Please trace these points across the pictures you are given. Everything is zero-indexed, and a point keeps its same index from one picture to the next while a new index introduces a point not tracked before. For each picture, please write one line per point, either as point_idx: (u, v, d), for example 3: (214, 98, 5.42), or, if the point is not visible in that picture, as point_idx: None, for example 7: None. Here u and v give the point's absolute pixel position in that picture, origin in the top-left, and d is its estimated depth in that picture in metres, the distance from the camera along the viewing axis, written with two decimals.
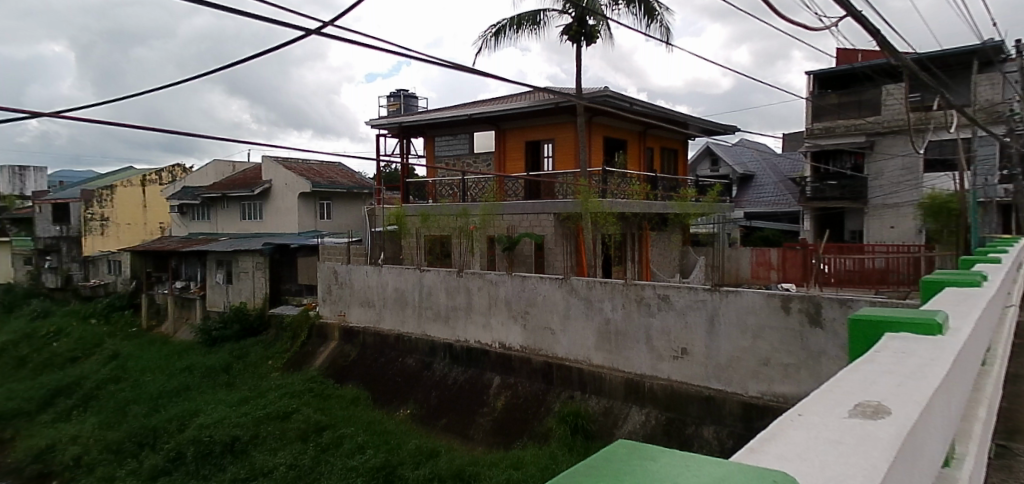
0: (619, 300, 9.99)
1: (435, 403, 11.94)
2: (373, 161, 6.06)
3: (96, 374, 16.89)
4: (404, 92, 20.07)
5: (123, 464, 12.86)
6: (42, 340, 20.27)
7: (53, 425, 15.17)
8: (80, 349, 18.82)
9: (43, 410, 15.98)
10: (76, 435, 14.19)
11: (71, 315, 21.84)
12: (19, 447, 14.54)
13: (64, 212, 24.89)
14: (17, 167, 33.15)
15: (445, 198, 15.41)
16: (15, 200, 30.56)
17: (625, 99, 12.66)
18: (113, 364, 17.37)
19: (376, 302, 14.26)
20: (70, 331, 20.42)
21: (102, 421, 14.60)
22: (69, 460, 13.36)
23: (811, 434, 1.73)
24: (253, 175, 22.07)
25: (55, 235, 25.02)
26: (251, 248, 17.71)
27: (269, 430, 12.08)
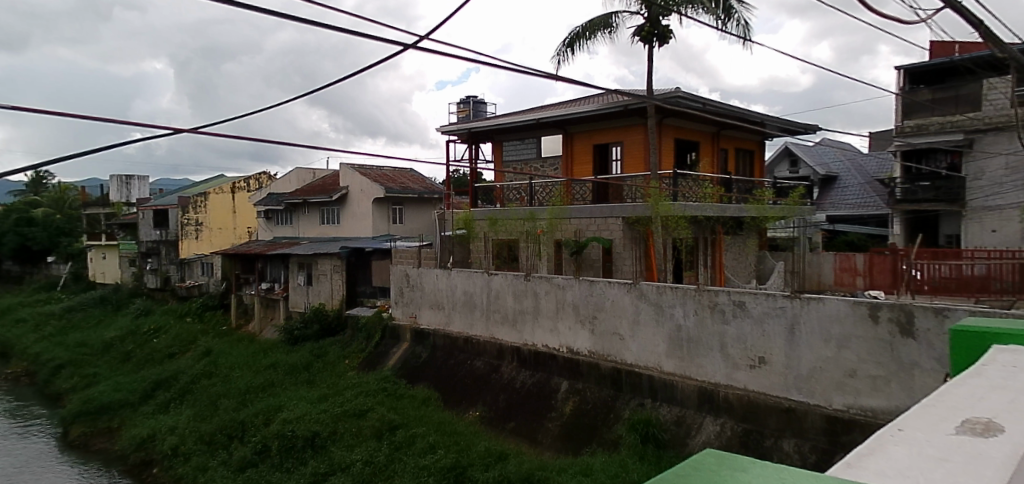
0: (690, 305, 9.76)
1: (504, 406, 12.03)
2: (456, 166, 6.27)
3: (192, 369, 17.81)
4: (474, 98, 20.30)
5: (215, 455, 13.56)
6: (143, 336, 21.61)
7: (153, 416, 16.15)
8: (177, 346, 19.94)
9: (145, 401, 17.02)
10: (173, 425, 15.06)
11: (169, 313, 23.18)
12: (125, 435, 15.58)
13: (163, 217, 26.55)
14: (124, 176, 35.53)
15: (513, 202, 15.51)
16: (122, 206, 32.66)
17: (698, 99, 12.35)
18: (206, 359, 18.31)
19: (445, 305, 14.46)
20: (168, 328, 21.67)
21: (197, 413, 15.41)
22: (168, 450, 14.18)
23: (913, 451, 1.63)
24: (332, 181, 22.85)
25: (156, 239, 26.70)
26: (329, 252, 18.30)
27: (346, 427, 12.48)
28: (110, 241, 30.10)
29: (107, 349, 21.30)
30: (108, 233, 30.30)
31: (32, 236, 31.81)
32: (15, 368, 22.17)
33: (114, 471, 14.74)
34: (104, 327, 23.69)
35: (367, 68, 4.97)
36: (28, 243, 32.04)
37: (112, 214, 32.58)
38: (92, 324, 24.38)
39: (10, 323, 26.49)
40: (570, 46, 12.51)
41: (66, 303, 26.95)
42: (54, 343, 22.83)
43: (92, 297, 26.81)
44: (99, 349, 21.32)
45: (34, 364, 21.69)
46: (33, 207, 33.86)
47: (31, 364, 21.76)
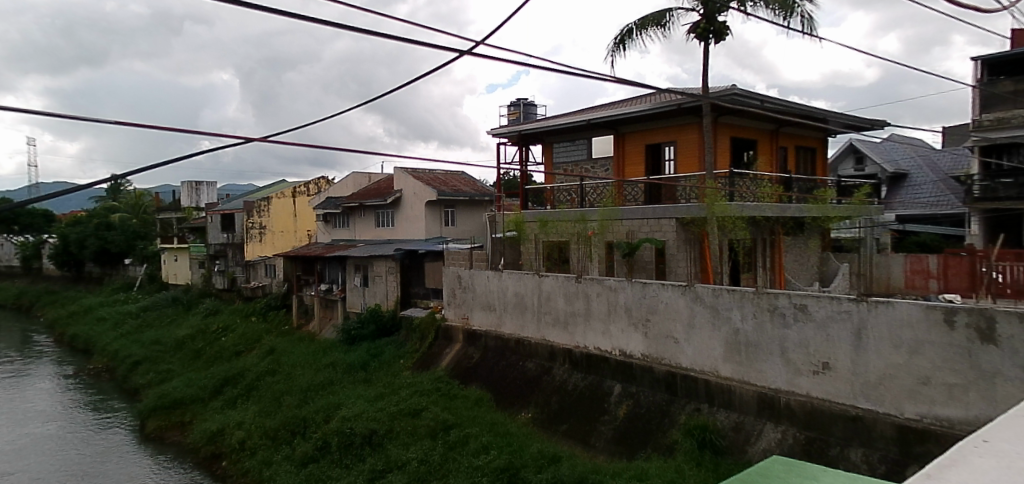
0: (749, 308, 9.48)
1: (557, 408, 11.97)
2: (518, 168, 6.27)
3: (257, 367, 18.36)
4: (525, 100, 20.31)
5: (278, 449, 13.94)
6: (211, 335, 22.42)
7: (222, 411, 16.73)
8: (243, 344, 20.62)
9: (215, 396, 17.64)
10: (240, 420, 15.58)
11: (235, 312, 23.97)
12: (196, 429, 16.20)
13: (230, 221, 27.55)
14: (194, 182, 37.05)
15: (563, 203, 15.44)
16: (192, 211, 33.98)
17: (756, 97, 12.01)
18: (270, 357, 18.85)
19: (496, 306, 14.49)
20: (235, 327, 22.41)
21: (262, 409, 15.88)
22: (236, 444, 14.67)
23: (1002, 463, 1.67)
24: (386, 185, 23.22)
25: (224, 242, 27.73)
26: (384, 254, 18.57)
27: (402, 426, 12.64)
28: (182, 244, 30.91)
29: (180, 347, 22.20)
30: (180, 236, 31.60)
31: (112, 239, 33.36)
32: (97, 364, 23.34)
33: (186, 463, 15.32)
34: (176, 325, 24.68)
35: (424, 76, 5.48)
36: (108, 246, 33.55)
37: (183, 219, 33.93)
38: (166, 323, 25.44)
39: (92, 322, 27.92)
40: (623, 45, 12.35)
41: (142, 303, 28.18)
42: (132, 341, 23.93)
43: (166, 297, 27.95)
44: (172, 347, 22.24)
45: (114, 360, 22.81)
46: (112, 213, 35.69)
47: (111, 361, 22.88)
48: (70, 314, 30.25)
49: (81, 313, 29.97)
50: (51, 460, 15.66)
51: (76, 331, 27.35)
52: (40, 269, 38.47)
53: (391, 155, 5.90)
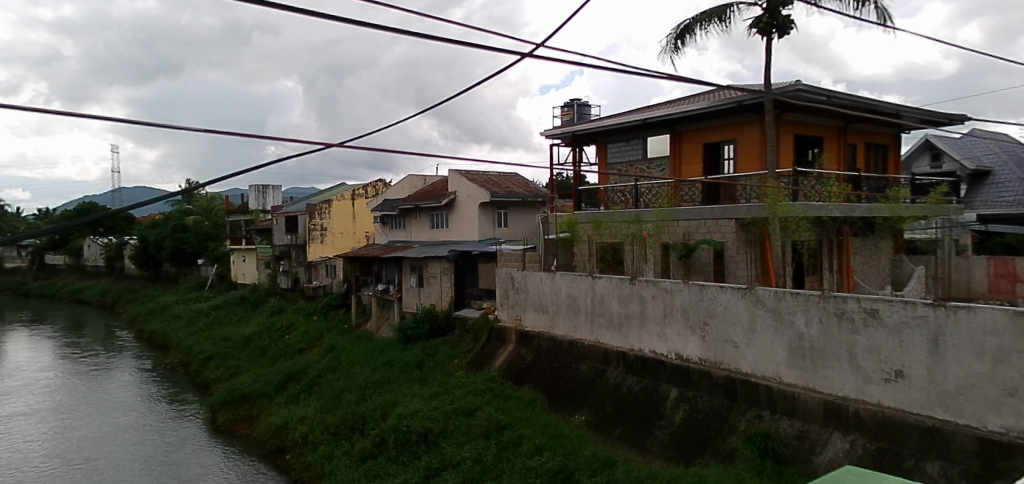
0: (814, 313, 9.11)
1: (611, 412, 11.80)
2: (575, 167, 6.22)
3: (319, 363, 18.78)
4: (578, 100, 20.14)
5: (339, 444, 14.24)
6: (276, 332, 23.11)
7: (286, 405, 17.19)
8: (305, 342, 21.15)
9: (279, 392, 18.13)
10: (303, 415, 15.98)
11: (298, 311, 24.61)
12: (262, 423, 16.72)
13: (294, 222, 28.38)
14: (261, 185, 38.38)
15: (617, 204, 15.23)
16: (258, 213, 35.05)
17: (821, 92, 11.56)
18: (331, 354, 19.25)
19: (549, 308, 14.39)
20: (298, 325, 23.00)
21: (323, 405, 16.23)
22: (300, 438, 15.07)
23: None
24: (441, 187, 23.43)
25: (288, 243, 28.59)
26: (438, 255, 18.71)
27: (456, 425, 12.69)
28: (250, 244, 31.86)
29: (248, 343, 22.96)
30: (247, 237, 32.58)
31: (186, 240, 34.83)
32: (172, 358, 24.41)
33: (252, 455, 15.83)
34: (244, 323, 25.54)
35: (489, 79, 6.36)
36: (183, 247, 34.97)
37: (251, 221, 35.07)
38: (234, 320, 26.34)
39: (167, 319, 29.25)
40: (681, 42, 12.07)
41: (213, 301, 29.26)
42: (203, 337, 24.91)
43: (234, 296, 28.95)
44: (239, 343, 23.03)
45: (188, 355, 23.80)
46: (187, 215, 37.34)
47: (185, 356, 23.88)
48: (149, 311, 31.74)
49: (157, 310, 31.40)
50: (130, 450, 16.49)
51: (153, 327, 28.67)
52: (122, 268, 40.49)
53: (447, 157, 5.93)
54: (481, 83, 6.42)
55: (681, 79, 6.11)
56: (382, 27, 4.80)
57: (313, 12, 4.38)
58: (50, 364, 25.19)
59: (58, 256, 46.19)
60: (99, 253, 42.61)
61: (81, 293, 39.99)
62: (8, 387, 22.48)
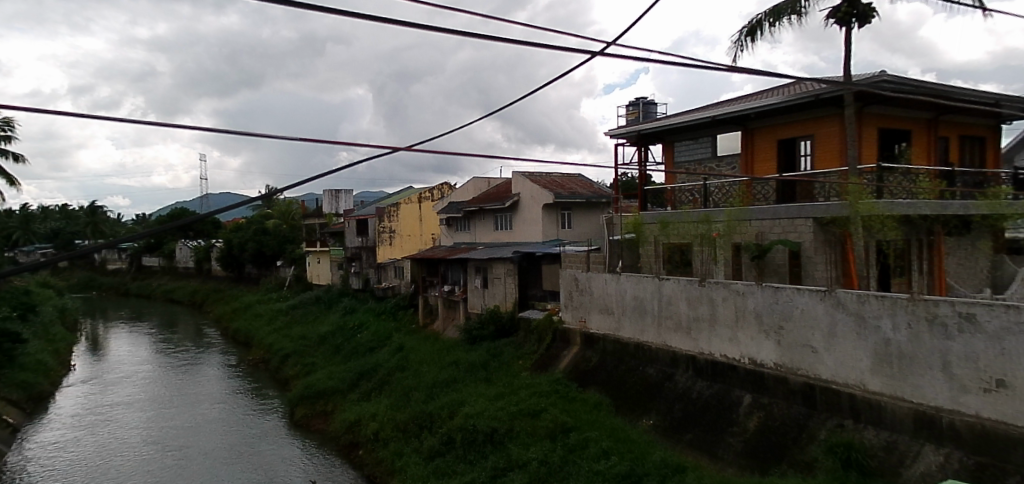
0: (901, 317, 8.57)
1: (680, 416, 11.47)
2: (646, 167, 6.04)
3: (389, 362, 19.10)
4: (644, 99, 19.77)
5: (408, 442, 14.45)
6: (347, 331, 23.69)
7: (359, 402, 17.57)
8: (375, 341, 21.60)
9: (352, 389, 18.55)
10: (374, 412, 16.30)
11: (369, 311, 25.16)
12: (337, 419, 17.16)
13: (365, 225, 29.05)
14: (334, 190, 39.23)
15: (685, 204, 14.84)
16: (332, 216, 36.02)
17: (908, 83, 10.90)
18: (400, 353, 19.55)
19: (615, 310, 14.15)
20: (369, 324, 23.51)
21: (393, 402, 16.50)
22: (371, 434, 15.37)
23: None
24: (505, 189, 23.51)
25: (358, 245, 29.28)
26: (503, 256, 18.73)
27: (522, 426, 12.65)
28: (324, 246, 32.73)
29: (321, 341, 23.60)
30: (321, 239, 33.40)
31: (265, 242, 36.25)
32: (253, 355, 25.43)
33: (328, 450, 16.27)
34: (318, 322, 26.31)
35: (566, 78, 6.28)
36: (263, 250, 36.36)
37: (325, 224, 36.08)
38: (310, 319, 27.18)
39: (250, 317, 30.53)
40: (752, 37, 11.63)
41: (291, 301, 30.27)
42: (281, 335, 25.83)
43: (310, 296, 29.87)
44: (315, 342, 23.74)
45: (268, 352, 24.76)
46: (266, 220, 38.90)
47: (265, 353, 24.84)
48: (232, 311, 33.22)
49: (240, 309, 32.80)
50: (219, 440, 17.27)
51: (237, 325, 30.03)
52: (209, 269, 42.50)
53: (511, 158, 5.88)
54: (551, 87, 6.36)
55: (754, 73, 5.88)
56: (440, 31, 4.80)
57: (372, 17, 4.40)
58: (146, 358, 26.74)
59: (153, 258, 48.92)
60: (189, 255, 44.87)
61: (173, 293, 42.27)
62: (109, 378, 23.99)
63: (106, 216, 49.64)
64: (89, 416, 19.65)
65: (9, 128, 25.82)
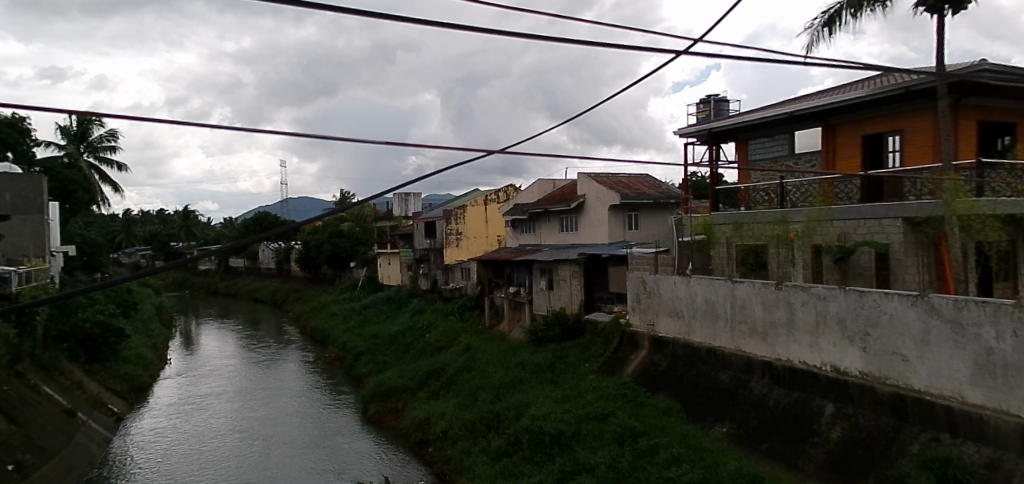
0: (1006, 325, 7.90)
1: (755, 425, 10.99)
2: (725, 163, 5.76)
3: (456, 362, 19.18)
4: (714, 97, 19.16)
5: (476, 441, 14.47)
6: (416, 331, 23.99)
7: (428, 401, 17.75)
8: (443, 341, 21.79)
9: (421, 387, 18.75)
10: (443, 411, 16.40)
11: (436, 311, 25.41)
12: (407, 416, 17.38)
13: (432, 227, 29.39)
14: (403, 193, 40.21)
15: (760, 204, 14.23)
16: (401, 218, 36.66)
17: (1011, 71, 10.08)
18: (468, 354, 19.61)
19: (685, 313, 13.73)
20: (436, 325, 23.74)
21: (461, 402, 16.56)
22: (440, 432, 15.47)
23: None
24: (571, 190, 23.30)
25: (426, 247, 29.63)
26: (568, 258, 18.51)
27: (589, 429, 12.44)
28: (393, 248, 33.31)
29: (391, 341, 24.01)
30: (391, 241, 34.02)
31: (339, 244, 37.33)
32: (328, 353, 26.15)
33: (398, 446, 16.50)
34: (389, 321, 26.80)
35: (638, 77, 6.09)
36: (338, 251, 37.39)
37: (394, 226, 36.75)
38: (381, 319, 27.73)
39: (324, 316, 31.47)
40: (830, 27, 11.03)
41: (363, 301, 31.00)
42: (355, 334, 26.43)
43: (381, 296, 30.48)
44: (385, 341, 24.16)
45: (342, 351, 25.40)
46: (339, 222, 40.00)
47: (339, 351, 25.51)
48: (309, 310, 34.33)
49: (316, 308, 33.84)
50: (299, 433, 17.78)
51: (314, 324, 31.00)
52: (289, 270, 44.05)
53: (575, 158, 5.77)
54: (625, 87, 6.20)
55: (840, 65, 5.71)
56: (502, 33, 4.73)
57: (433, 20, 4.38)
58: (233, 353, 27.96)
59: (238, 259, 51.14)
60: (271, 256, 46.64)
61: (256, 292, 44.15)
62: (199, 371, 25.22)
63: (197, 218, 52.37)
64: (183, 405, 20.67)
65: (114, 139, 27.77)
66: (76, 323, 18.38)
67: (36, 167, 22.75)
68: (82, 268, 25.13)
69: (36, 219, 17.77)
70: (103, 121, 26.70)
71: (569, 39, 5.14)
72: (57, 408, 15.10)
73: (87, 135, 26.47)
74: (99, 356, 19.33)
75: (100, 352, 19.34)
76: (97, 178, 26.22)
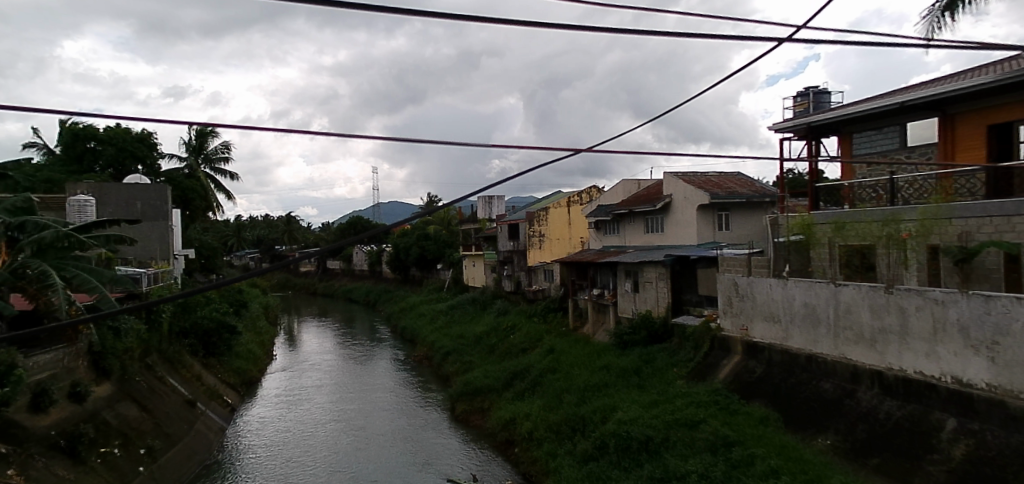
0: None
1: (863, 438, 10.18)
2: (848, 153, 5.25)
3: (541, 363, 19.01)
4: (813, 89, 18.08)
5: (561, 444, 14.25)
6: (501, 332, 23.99)
7: (513, 401, 17.67)
8: (527, 342, 21.65)
9: (506, 387, 18.71)
10: (528, 411, 16.26)
11: (520, 313, 25.33)
12: (493, 416, 17.37)
13: (516, 229, 29.37)
14: (487, 195, 40.44)
15: (866, 202, 13.17)
16: (485, 220, 36.85)
17: None
18: (552, 355, 19.38)
19: (782, 318, 12.96)
20: (521, 326, 23.65)
21: (546, 403, 16.38)
22: (525, 433, 15.35)
23: None
24: (656, 190, 22.63)
25: (509, 249, 29.60)
26: (654, 259, 17.92)
27: (679, 436, 11.97)
28: (478, 250, 33.52)
29: (477, 342, 24.14)
30: (476, 243, 34.31)
31: (427, 247, 38.04)
32: (417, 352, 26.64)
33: (485, 445, 16.51)
34: (476, 322, 26.99)
35: (746, 66, 5.73)
36: (425, 254, 38.13)
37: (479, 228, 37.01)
38: (467, 319, 27.99)
39: (414, 316, 32.13)
40: (951, 11, 10.09)
41: (450, 302, 31.42)
42: (443, 334, 26.77)
43: (466, 297, 30.77)
44: (471, 341, 24.34)
45: (429, 350, 25.80)
46: (427, 225, 40.77)
47: (428, 351, 25.93)
48: (399, 310, 35.18)
49: (406, 309, 34.60)
50: (391, 427, 18.20)
51: (404, 324, 31.71)
52: (380, 272, 45.31)
53: (658, 155, 5.46)
54: (730, 78, 5.87)
55: (974, 47, 5.27)
56: (584, 28, 4.53)
57: (519, 19, 4.25)
58: (330, 350, 29.02)
59: (335, 261, 53.17)
60: (365, 259, 48.16)
61: (352, 293, 45.77)
62: (299, 365, 26.31)
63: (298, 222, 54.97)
64: (285, 396, 21.59)
65: (227, 151, 29.42)
66: (196, 320, 19.68)
67: (162, 178, 25.00)
68: (200, 269, 26.78)
69: (162, 225, 19.17)
70: (218, 133, 28.42)
71: (653, 32, 4.86)
72: (179, 397, 16.19)
73: (205, 147, 28.17)
74: (214, 351, 20.58)
75: (216, 348, 20.58)
76: (213, 186, 27.92)
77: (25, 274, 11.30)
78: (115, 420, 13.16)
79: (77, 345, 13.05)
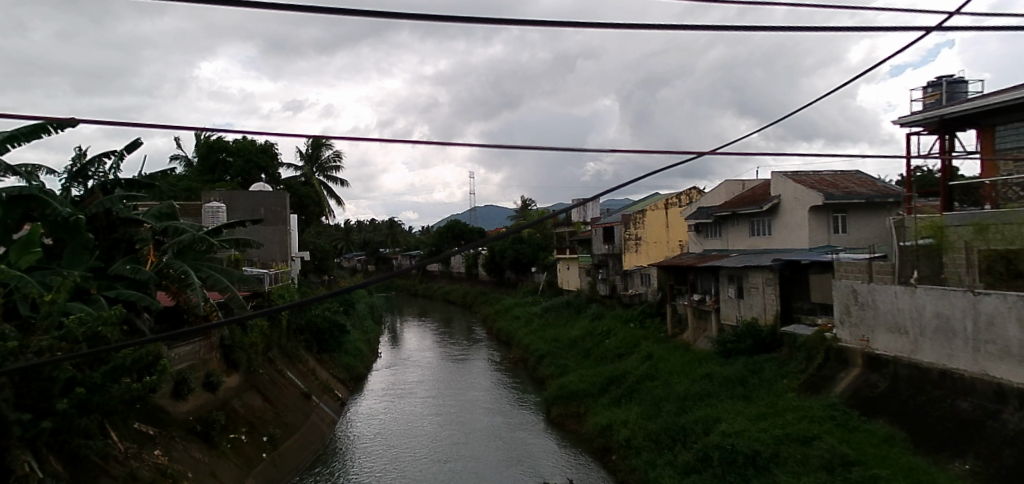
0: None
1: (1011, 466, 8.80)
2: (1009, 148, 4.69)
3: (638, 370, 18.13)
4: (945, 79, 16.26)
5: (661, 454, 13.42)
6: (597, 336, 23.23)
7: (610, 408, 16.94)
8: (624, 348, 20.83)
9: (603, 393, 17.99)
10: (626, 418, 15.49)
11: (616, 318, 24.49)
12: (589, 422, 16.71)
13: (612, 231, 28.52)
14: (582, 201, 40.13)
15: (1013, 201, 11.48)
16: (581, 224, 36.21)
17: None
18: (649, 363, 18.45)
19: (910, 329, 11.54)
20: (617, 331, 22.82)
21: (644, 411, 15.53)
22: (623, 441, 14.62)
23: None
24: (762, 191, 21.17)
25: (604, 252, 28.78)
26: (761, 263, 16.56)
27: (790, 452, 10.91)
28: (573, 253, 32.84)
29: (573, 345, 23.55)
30: (571, 246, 33.68)
31: (522, 251, 37.82)
32: (513, 356, 26.37)
33: (581, 450, 15.90)
34: (570, 326, 26.38)
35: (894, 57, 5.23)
36: (520, 257, 37.91)
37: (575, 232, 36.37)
38: (561, 323, 27.42)
39: (509, 319, 31.94)
40: None
41: (545, 305, 30.93)
42: (538, 337, 26.36)
43: (561, 300, 30.18)
44: (567, 345, 23.79)
45: (525, 353, 25.47)
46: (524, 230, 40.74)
47: (523, 354, 25.64)
48: (495, 313, 35.13)
49: (502, 311, 34.50)
50: (489, 424, 18.01)
51: (500, 325, 31.62)
52: (477, 274, 45.65)
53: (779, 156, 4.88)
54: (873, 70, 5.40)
55: None
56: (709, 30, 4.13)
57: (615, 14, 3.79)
58: (429, 349, 29.35)
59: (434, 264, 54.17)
60: (462, 262, 48.70)
61: (449, 295, 46.37)
62: (399, 364, 26.72)
63: (400, 226, 56.47)
64: (383, 392, 21.91)
65: (337, 160, 30.41)
66: (310, 318, 20.39)
67: (281, 185, 26.20)
68: (312, 271, 27.81)
69: (282, 229, 19.97)
70: (332, 142, 29.50)
71: (762, 25, 4.27)
72: (296, 389, 16.74)
73: (319, 156, 29.32)
74: (327, 347, 21.33)
75: (329, 345, 21.35)
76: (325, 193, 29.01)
77: (169, 274, 11.91)
78: (242, 409, 13.68)
79: (210, 339, 13.66)
